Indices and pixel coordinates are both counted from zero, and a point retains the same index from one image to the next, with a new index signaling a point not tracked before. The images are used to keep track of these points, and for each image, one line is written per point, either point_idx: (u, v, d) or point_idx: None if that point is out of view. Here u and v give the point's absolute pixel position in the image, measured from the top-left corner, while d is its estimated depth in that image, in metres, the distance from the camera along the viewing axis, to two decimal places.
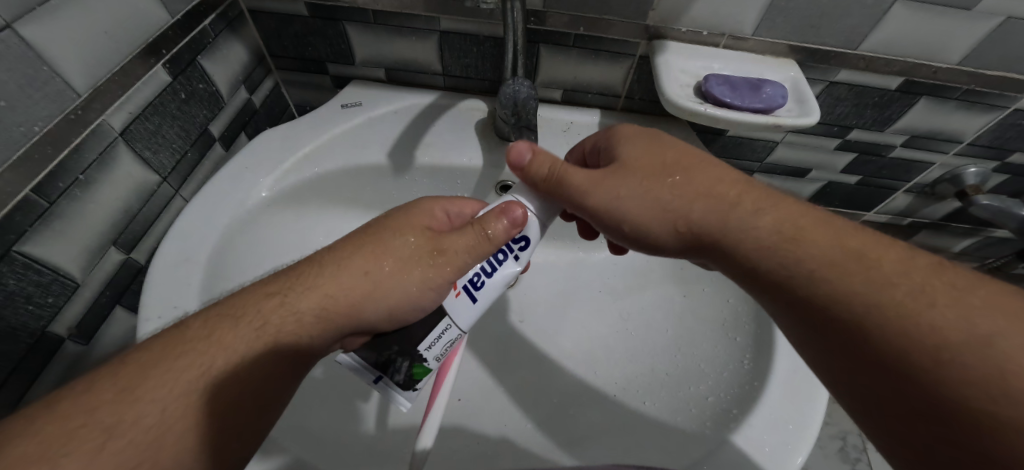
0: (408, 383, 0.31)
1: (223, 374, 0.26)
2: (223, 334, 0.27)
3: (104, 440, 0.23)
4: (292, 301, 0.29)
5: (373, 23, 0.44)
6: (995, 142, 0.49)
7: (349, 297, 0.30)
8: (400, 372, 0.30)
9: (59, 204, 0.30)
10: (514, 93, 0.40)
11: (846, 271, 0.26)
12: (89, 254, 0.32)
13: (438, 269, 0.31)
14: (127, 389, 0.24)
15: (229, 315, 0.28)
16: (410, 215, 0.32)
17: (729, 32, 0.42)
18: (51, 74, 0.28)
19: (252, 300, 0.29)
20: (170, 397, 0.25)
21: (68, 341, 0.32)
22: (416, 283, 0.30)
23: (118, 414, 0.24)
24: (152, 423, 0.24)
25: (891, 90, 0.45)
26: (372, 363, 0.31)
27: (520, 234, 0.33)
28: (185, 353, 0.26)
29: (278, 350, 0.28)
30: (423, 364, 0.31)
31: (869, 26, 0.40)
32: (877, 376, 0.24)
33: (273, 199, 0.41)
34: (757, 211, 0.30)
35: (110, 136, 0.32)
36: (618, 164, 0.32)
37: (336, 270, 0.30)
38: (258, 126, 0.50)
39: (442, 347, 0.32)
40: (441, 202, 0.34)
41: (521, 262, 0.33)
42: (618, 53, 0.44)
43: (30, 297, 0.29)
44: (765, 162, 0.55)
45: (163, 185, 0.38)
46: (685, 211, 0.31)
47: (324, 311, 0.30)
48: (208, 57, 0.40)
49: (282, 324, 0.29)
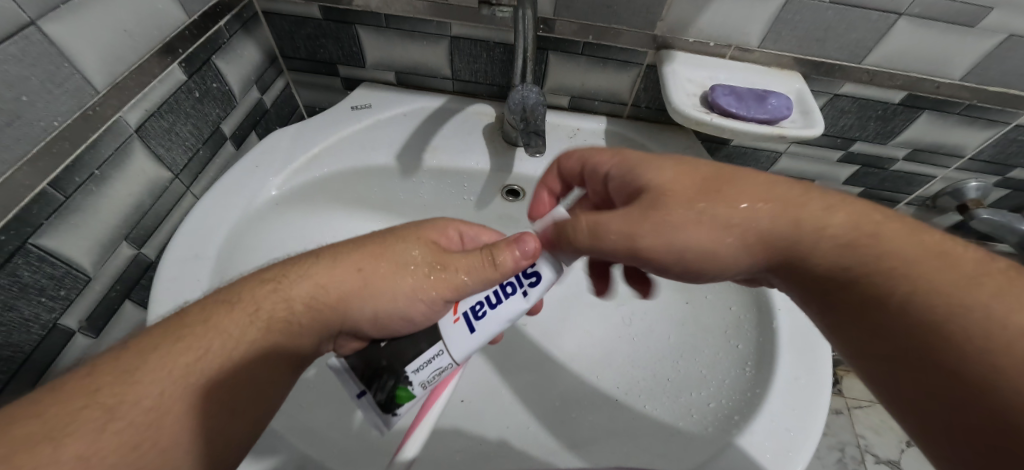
0: (389, 405, 0.29)
1: (220, 356, 0.27)
2: (217, 318, 0.28)
3: (105, 422, 0.23)
4: (285, 287, 0.30)
5: (385, 27, 0.45)
6: (995, 157, 0.49)
7: (339, 292, 0.31)
8: (383, 390, 0.29)
9: (75, 198, 0.30)
10: (524, 99, 0.40)
11: (922, 268, 0.24)
12: (102, 248, 0.33)
13: (430, 282, 0.31)
14: (128, 372, 0.25)
15: (224, 301, 0.29)
16: (419, 227, 0.33)
17: (736, 43, 0.43)
18: (72, 71, 0.29)
19: (246, 287, 0.30)
20: (168, 379, 0.25)
21: (78, 334, 0.33)
22: (404, 293, 0.31)
23: (118, 396, 0.24)
24: (152, 404, 0.24)
25: (894, 104, 0.45)
26: (359, 378, 0.30)
27: (532, 269, 0.31)
28: (180, 338, 0.26)
29: (271, 332, 0.29)
30: (408, 388, 0.29)
31: (873, 41, 0.40)
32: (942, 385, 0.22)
33: (283, 198, 0.42)
34: (826, 208, 0.27)
35: (126, 133, 0.33)
36: (650, 193, 0.29)
37: (332, 266, 0.31)
38: (269, 126, 0.50)
39: (430, 373, 0.30)
40: (455, 223, 0.35)
41: (530, 299, 0.31)
42: (626, 61, 0.45)
43: (44, 289, 0.29)
44: (769, 172, 0.56)
45: (175, 181, 0.38)
46: (751, 222, 0.27)
47: (312, 299, 0.30)
48: (222, 57, 0.41)
49: (273, 309, 0.29)
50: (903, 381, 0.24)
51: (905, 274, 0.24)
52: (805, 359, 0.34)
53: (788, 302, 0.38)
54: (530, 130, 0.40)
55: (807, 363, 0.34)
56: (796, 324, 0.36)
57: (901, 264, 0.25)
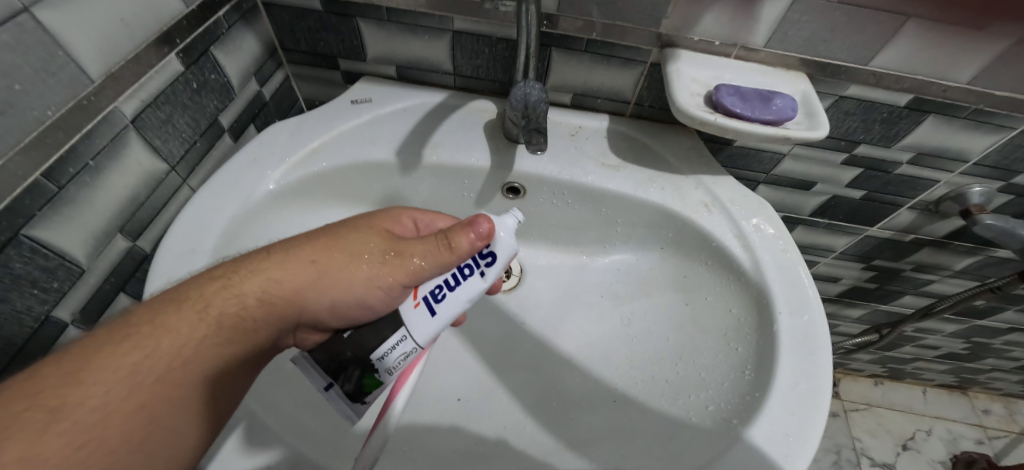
0: (357, 395, 0.30)
1: (169, 354, 0.27)
2: (168, 317, 0.28)
3: (47, 424, 0.23)
4: (235, 283, 0.30)
5: (387, 20, 0.44)
6: (1000, 163, 0.49)
7: (293, 285, 0.31)
8: (350, 381, 0.29)
9: (68, 189, 0.29)
10: (526, 96, 0.40)
11: None
12: (96, 240, 0.32)
13: (388, 269, 0.31)
14: (70, 374, 0.25)
15: (172, 299, 0.28)
16: (372, 218, 0.34)
17: (741, 43, 0.42)
18: (67, 60, 0.28)
19: (195, 285, 0.29)
20: (113, 380, 0.26)
21: (71, 327, 0.32)
22: (362, 280, 0.31)
23: (62, 397, 0.24)
24: (96, 404, 0.25)
25: (900, 107, 0.45)
26: (325, 370, 0.29)
27: (487, 249, 0.31)
28: (125, 338, 0.27)
29: (221, 331, 0.29)
30: (375, 376, 0.30)
31: (881, 43, 0.40)
32: None
33: (280, 192, 0.42)
34: None
35: (121, 124, 0.32)
36: None
37: (285, 258, 0.31)
38: (268, 119, 0.50)
39: (396, 359, 0.30)
40: (408, 212, 0.37)
41: (487, 279, 0.32)
42: (630, 59, 0.44)
43: (36, 281, 0.29)
44: (771, 174, 0.55)
45: (171, 174, 0.38)
46: None
47: (265, 294, 0.30)
48: (221, 48, 0.40)
49: (224, 306, 0.29)
50: None
51: None
52: (806, 364, 0.34)
53: (790, 305, 0.37)
54: (532, 127, 0.39)
55: (806, 369, 0.34)
56: (797, 328, 0.36)
57: None
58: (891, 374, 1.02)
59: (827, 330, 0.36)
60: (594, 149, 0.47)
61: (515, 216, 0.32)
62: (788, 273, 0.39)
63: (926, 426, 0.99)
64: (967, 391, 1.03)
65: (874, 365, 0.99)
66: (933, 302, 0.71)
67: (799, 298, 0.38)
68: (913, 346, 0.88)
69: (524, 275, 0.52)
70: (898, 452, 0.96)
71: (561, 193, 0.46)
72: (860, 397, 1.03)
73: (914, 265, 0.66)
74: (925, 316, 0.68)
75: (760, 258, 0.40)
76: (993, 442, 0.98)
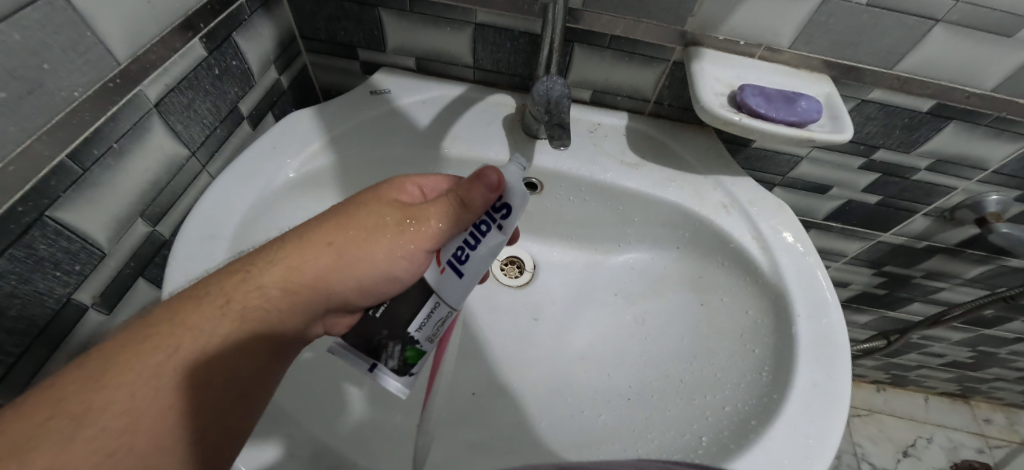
0: (403, 368, 0.31)
1: (193, 353, 0.27)
2: (189, 315, 0.27)
3: (74, 430, 0.23)
4: (254, 276, 0.30)
5: (409, 11, 0.43)
6: (1019, 171, 0.49)
7: (314, 270, 0.31)
8: (394, 357, 0.31)
9: (93, 171, 0.29)
10: (548, 91, 0.40)
11: None
12: (117, 223, 0.32)
13: (408, 237, 0.31)
14: (92, 379, 0.25)
15: (192, 296, 0.28)
16: (378, 191, 0.33)
17: (766, 43, 0.42)
18: (95, 40, 0.28)
19: (213, 282, 0.29)
20: (136, 382, 0.25)
21: (91, 309, 0.32)
22: (385, 253, 0.31)
23: (86, 403, 0.24)
24: (122, 408, 0.25)
25: (922, 113, 0.44)
26: (367, 352, 0.31)
27: (500, 202, 0.30)
28: (149, 338, 0.26)
29: (247, 325, 0.29)
30: (416, 347, 0.31)
31: (907, 47, 0.39)
32: None
33: (298, 181, 0.41)
34: None
35: (145, 107, 0.32)
36: None
37: (300, 245, 0.31)
38: (285, 108, 0.50)
39: (434, 328, 0.31)
40: (412, 179, 0.36)
41: (507, 232, 0.30)
42: (653, 57, 0.44)
43: (59, 263, 0.29)
44: (787, 177, 0.55)
45: (191, 159, 0.38)
46: None
47: (287, 283, 0.30)
48: (243, 34, 0.40)
49: (245, 299, 0.29)
50: None
51: None
52: (826, 364, 0.34)
53: (809, 308, 0.37)
54: (555, 123, 0.39)
55: (828, 374, 0.34)
56: (816, 330, 0.36)
57: None
58: (893, 381, 1.02)
59: (846, 334, 0.36)
60: (613, 147, 0.47)
61: (517, 162, 0.31)
62: (806, 276, 0.39)
63: (927, 433, 1.00)
64: (969, 400, 1.04)
65: (877, 371, 1.00)
66: (942, 310, 0.71)
67: (817, 301, 0.38)
68: (918, 354, 0.88)
69: (536, 271, 0.52)
70: (898, 459, 0.96)
71: (578, 190, 0.46)
72: (863, 403, 1.03)
73: (925, 272, 0.66)
74: (935, 324, 0.69)
75: (779, 261, 0.40)
76: (994, 451, 0.98)
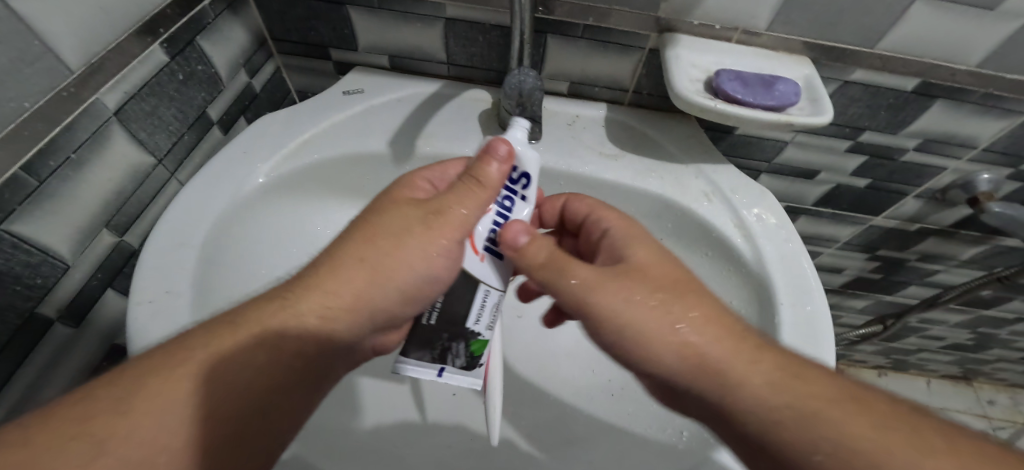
0: (472, 361, 0.33)
1: (224, 382, 0.26)
2: (224, 343, 0.27)
3: (93, 457, 0.22)
4: (291, 304, 0.29)
5: (378, 8, 0.43)
6: (1010, 148, 0.48)
7: (351, 292, 0.29)
8: (460, 355, 0.33)
9: (50, 183, 0.29)
10: (520, 83, 0.39)
11: (689, 334, 0.28)
12: (81, 236, 0.32)
13: (437, 231, 0.30)
14: (120, 401, 0.24)
15: (228, 322, 0.28)
16: (390, 194, 0.32)
17: (743, 26, 0.41)
18: (44, 49, 0.27)
19: (252, 310, 0.28)
20: (162, 410, 0.24)
21: (57, 324, 0.32)
22: (419, 255, 0.29)
23: (110, 427, 0.23)
24: (145, 438, 0.23)
25: (907, 92, 0.43)
26: (433, 359, 0.33)
27: (519, 172, 0.33)
28: (181, 363, 0.25)
29: (280, 354, 0.28)
30: (480, 339, 0.33)
31: (888, 25, 0.38)
32: (692, 369, 0.27)
33: (271, 185, 0.41)
34: (681, 321, 0.28)
35: (104, 116, 0.31)
36: (630, 268, 0.30)
37: (331, 268, 0.30)
38: (259, 112, 0.49)
39: (490, 315, 0.34)
40: (419, 174, 0.34)
41: (529, 200, 0.34)
42: (628, 46, 0.43)
43: (19, 278, 0.28)
44: (773, 163, 0.54)
45: (158, 167, 0.37)
46: (666, 323, 0.28)
47: (326, 310, 0.29)
48: (208, 38, 0.39)
49: (279, 330, 0.28)
50: (698, 361, 0.27)
51: (674, 325, 0.28)
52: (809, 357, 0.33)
53: (792, 296, 0.36)
54: (526, 116, 0.40)
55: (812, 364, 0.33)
56: (800, 319, 0.35)
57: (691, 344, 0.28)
58: (895, 365, 1.01)
59: (830, 321, 0.35)
60: (592, 139, 0.46)
61: (521, 126, 0.34)
62: (791, 263, 0.38)
63: None
64: (971, 382, 1.03)
65: (877, 356, 0.99)
66: (938, 292, 0.70)
67: (801, 287, 0.37)
68: (917, 337, 0.87)
69: None
70: None
71: (556, 182, 0.45)
72: None
73: (920, 255, 0.65)
74: (931, 306, 0.67)
75: (762, 248, 0.39)
76: (998, 433, 0.97)
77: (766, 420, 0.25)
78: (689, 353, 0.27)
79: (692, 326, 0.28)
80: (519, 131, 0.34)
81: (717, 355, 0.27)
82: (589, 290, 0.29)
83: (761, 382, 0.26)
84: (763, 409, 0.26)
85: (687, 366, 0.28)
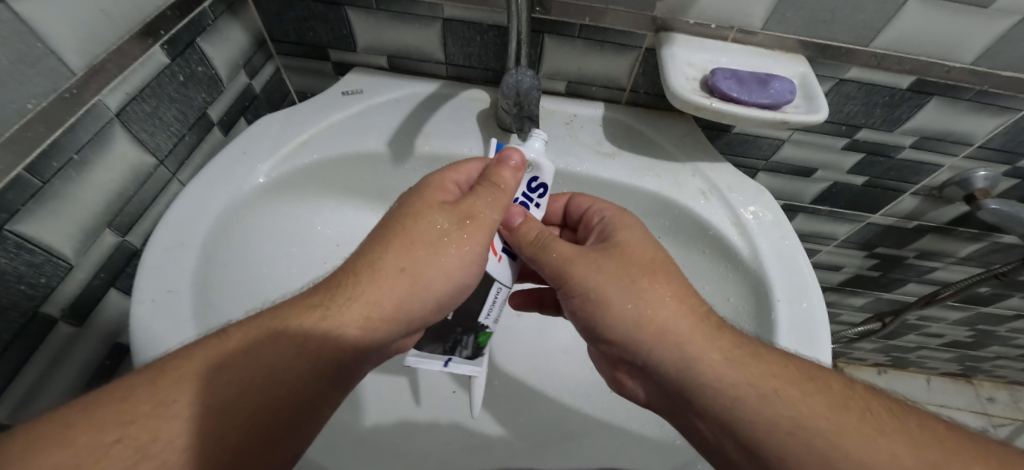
0: (477, 351, 0.37)
1: (266, 390, 0.26)
2: (267, 350, 0.27)
3: (137, 460, 0.22)
4: (334, 314, 0.29)
5: (376, 9, 0.43)
6: (1006, 145, 0.48)
7: (391, 301, 0.30)
8: (467, 346, 0.37)
9: (53, 183, 0.29)
10: (518, 83, 0.39)
11: (653, 303, 0.30)
12: (84, 236, 0.32)
13: (469, 236, 0.31)
14: (162, 404, 0.24)
15: (270, 330, 0.28)
16: (420, 197, 0.32)
17: (738, 25, 0.41)
18: (46, 51, 0.27)
19: (295, 319, 0.28)
20: (205, 414, 0.25)
21: (61, 322, 0.32)
22: (457, 262, 0.31)
23: (152, 431, 0.23)
24: (187, 442, 0.24)
25: (902, 90, 0.44)
26: (443, 351, 0.36)
27: (538, 183, 0.36)
28: (226, 368, 0.26)
29: (320, 363, 0.28)
30: (486, 332, 0.37)
31: (882, 23, 0.38)
32: (651, 336, 0.30)
33: (271, 185, 0.41)
34: (649, 296, 0.31)
35: (106, 117, 0.32)
36: (612, 251, 0.33)
37: (373, 275, 0.30)
38: (259, 113, 0.49)
39: (498, 310, 0.37)
40: (447, 175, 0.34)
41: (542, 207, 0.37)
42: (624, 45, 0.43)
43: (22, 277, 0.29)
44: (770, 161, 0.54)
45: (159, 168, 0.38)
46: (635, 299, 0.31)
47: (367, 320, 0.29)
48: (208, 40, 0.40)
49: (322, 339, 0.28)
50: (655, 328, 0.30)
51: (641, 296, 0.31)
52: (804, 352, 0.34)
53: (788, 293, 0.37)
54: (523, 117, 0.40)
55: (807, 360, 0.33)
56: (795, 316, 0.35)
57: (654, 312, 0.30)
58: (894, 363, 1.01)
59: (826, 317, 0.35)
60: (589, 138, 0.47)
61: (540, 138, 0.35)
62: (787, 261, 0.38)
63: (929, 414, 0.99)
64: (971, 379, 1.03)
65: (877, 354, 0.99)
66: (936, 289, 0.71)
67: (797, 284, 0.37)
68: (916, 335, 0.87)
69: None
70: None
71: (554, 181, 0.46)
72: None
73: (917, 252, 0.65)
74: (929, 303, 0.68)
75: (758, 245, 0.39)
76: (998, 430, 0.97)
77: (723, 396, 0.28)
78: (651, 323, 0.30)
79: (658, 299, 0.31)
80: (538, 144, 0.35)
81: (675, 323, 0.30)
82: (568, 266, 0.33)
83: (721, 359, 0.28)
84: (712, 377, 0.28)
85: (646, 334, 0.30)
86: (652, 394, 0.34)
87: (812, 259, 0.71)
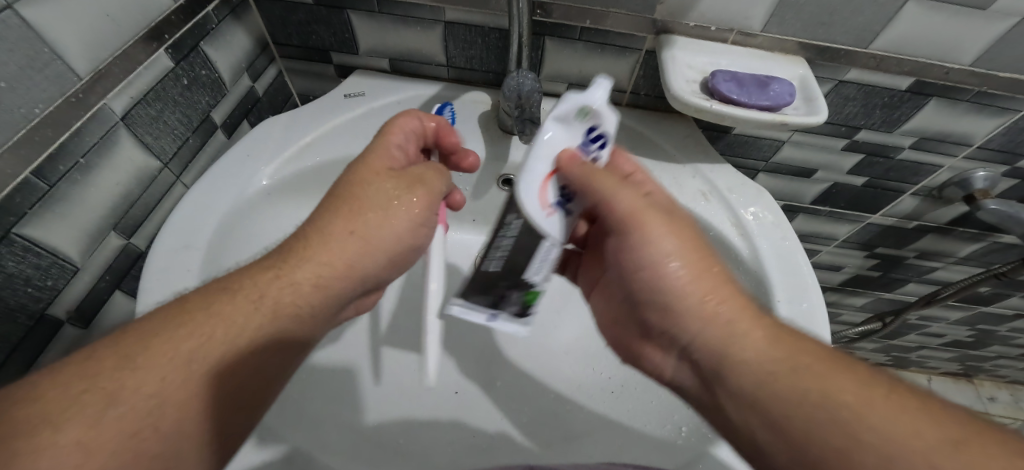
0: (524, 310, 0.34)
1: (223, 346, 0.27)
2: (223, 305, 0.27)
3: (103, 408, 0.23)
4: (287, 272, 0.29)
5: (378, 12, 0.43)
6: (1005, 146, 0.48)
7: (343, 260, 0.31)
8: (513, 303, 0.34)
9: (59, 187, 0.29)
10: (519, 86, 0.39)
11: (702, 285, 0.29)
12: (89, 238, 0.32)
13: (418, 199, 0.32)
14: (128, 357, 0.25)
15: (226, 288, 0.28)
16: (364, 163, 0.32)
17: (738, 27, 0.41)
18: (53, 56, 0.28)
19: (251, 276, 0.29)
20: (168, 365, 0.25)
21: (67, 325, 0.32)
22: (407, 224, 0.32)
23: (118, 380, 0.24)
24: (151, 391, 0.24)
25: (901, 91, 0.44)
26: (488, 305, 0.34)
27: (598, 132, 0.27)
28: (185, 324, 0.26)
29: (279, 319, 0.29)
30: (534, 290, 0.33)
31: (882, 24, 0.39)
32: (705, 322, 0.28)
33: (273, 187, 0.41)
34: (698, 278, 0.29)
35: (111, 121, 0.32)
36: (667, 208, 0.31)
37: (322, 235, 0.30)
38: (262, 115, 0.50)
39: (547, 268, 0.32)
40: (389, 138, 0.33)
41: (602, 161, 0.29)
42: (624, 47, 0.44)
43: (29, 280, 0.29)
44: (770, 162, 0.55)
45: (163, 171, 0.38)
46: (685, 278, 0.29)
47: (320, 278, 0.30)
48: (211, 43, 0.40)
49: (279, 295, 0.29)
50: (704, 316, 0.28)
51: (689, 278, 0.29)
52: None
53: (789, 294, 0.37)
54: (525, 118, 0.40)
55: None
56: (796, 317, 0.36)
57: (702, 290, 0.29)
58: (896, 363, 1.02)
59: (826, 318, 0.35)
60: None
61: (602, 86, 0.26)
62: (787, 261, 0.38)
63: None
64: (972, 378, 1.03)
65: (878, 354, 0.99)
66: (936, 289, 0.71)
67: (798, 285, 0.37)
68: (917, 334, 0.87)
69: None
70: None
71: None
72: None
73: (918, 252, 0.65)
74: (930, 302, 0.68)
75: (759, 246, 0.39)
76: None
77: (759, 373, 0.26)
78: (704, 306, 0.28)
79: (705, 277, 0.29)
80: (603, 91, 0.26)
81: (725, 309, 0.28)
82: (638, 212, 0.29)
83: (767, 337, 0.27)
84: (758, 365, 0.26)
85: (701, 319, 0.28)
86: (684, 371, 0.31)
87: (812, 260, 0.72)
